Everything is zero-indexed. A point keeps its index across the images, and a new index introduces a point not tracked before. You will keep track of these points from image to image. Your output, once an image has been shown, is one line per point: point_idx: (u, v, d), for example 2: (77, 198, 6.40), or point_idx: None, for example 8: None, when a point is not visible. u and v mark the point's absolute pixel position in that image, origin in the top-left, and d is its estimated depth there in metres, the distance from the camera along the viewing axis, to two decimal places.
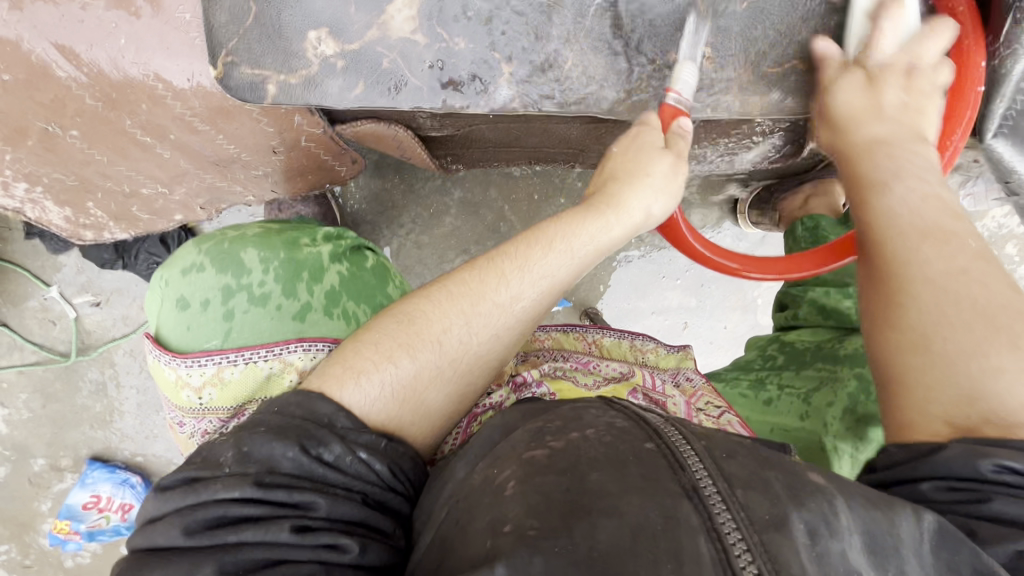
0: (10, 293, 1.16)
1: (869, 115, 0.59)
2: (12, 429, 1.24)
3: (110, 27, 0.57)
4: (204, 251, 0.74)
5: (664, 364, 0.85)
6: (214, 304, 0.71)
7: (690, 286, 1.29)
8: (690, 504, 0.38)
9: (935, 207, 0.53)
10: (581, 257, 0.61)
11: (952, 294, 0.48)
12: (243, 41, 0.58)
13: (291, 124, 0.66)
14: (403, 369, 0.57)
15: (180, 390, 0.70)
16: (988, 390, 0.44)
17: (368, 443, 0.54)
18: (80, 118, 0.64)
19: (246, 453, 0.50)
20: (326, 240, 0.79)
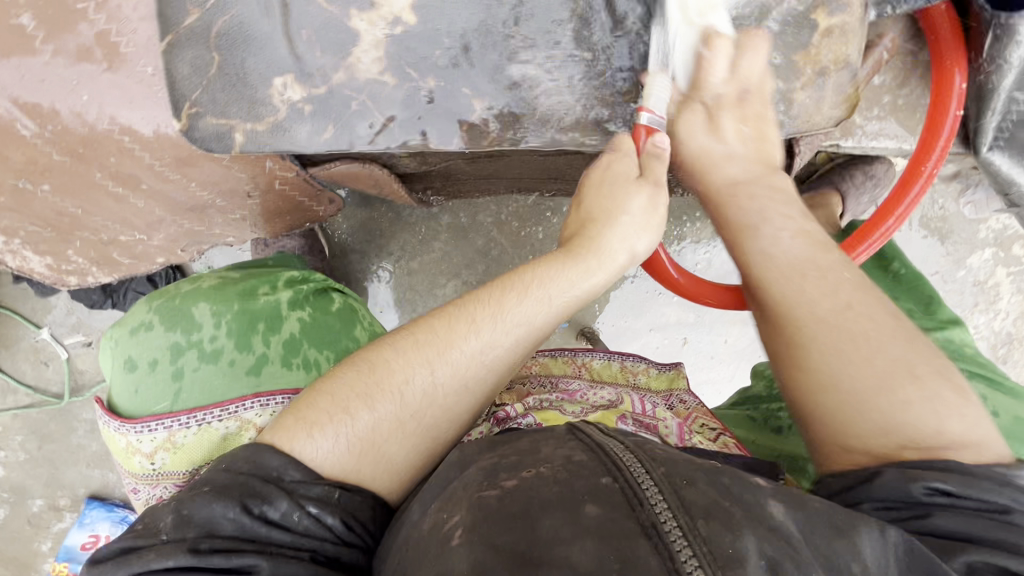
0: (2, 336, 1.15)
1: (720, 166, 0.62)
2: (10, 471, 1.23)
3: (72, 83, 0.56)
4: (155, 309, 0.75)
5: (655, 385, 0.84)
6: (162, 364, 0.71)
7: (687, 302, 1.27)
8: (648, 542, 0.37)
9: (807, 250, 0.56)
10: (559, 307, 0.58)
11: (844, 334, 0.50)
12: (206, 92, 0.57)
13: (263, 168, 0.65)
14: (361, 421, 0.54)
15: (133, 456, 0.70)
16: (899, 421, 0.47)
17: (319, 496, 0.52)
18: (49, 173, 0.63)
19: (185, 516, 0.49)
20: (286, 286, 0.78)
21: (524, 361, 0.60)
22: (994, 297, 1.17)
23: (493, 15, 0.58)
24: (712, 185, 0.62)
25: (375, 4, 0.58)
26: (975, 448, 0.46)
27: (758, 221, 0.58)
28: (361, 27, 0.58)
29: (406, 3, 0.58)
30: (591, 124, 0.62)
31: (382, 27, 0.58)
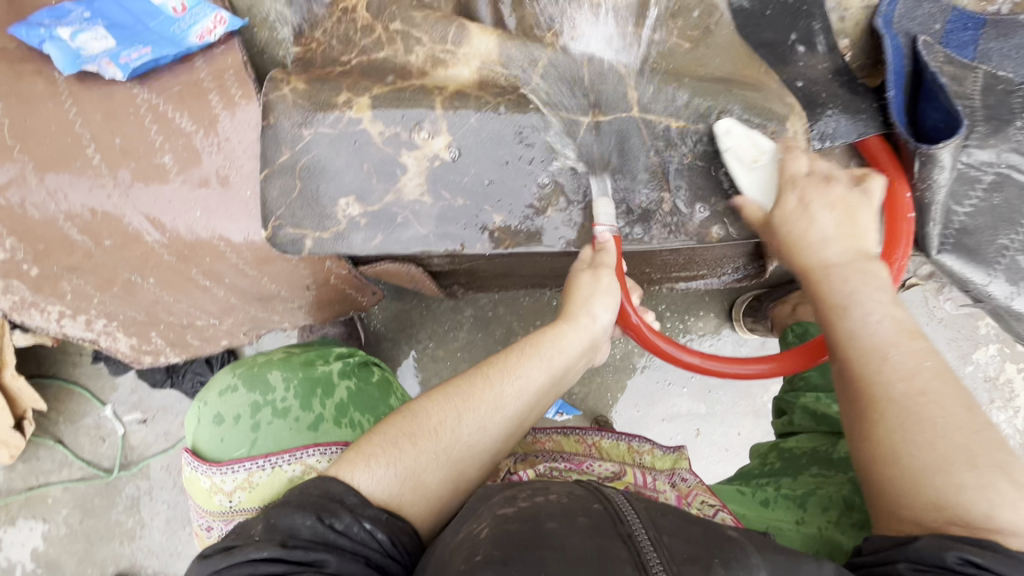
0: (69, 412, 1.27)
1: (817, 249, 0.68)
2: (48, 545, 1.29)
3: (191, 203, 0.74)
4: (238, 374, 0.86)
5: (659, 464, 0.89)
6: (244, 418, 0.82)
7: (697, 393, 1.33)
8: (623, 545, 0.51)
9: (902, 332, 0.61)
10: (552, 364, 0.74)
11: (910, 414, 0.56)
12: (288, 209, 0.74)
13: (324, 267, 0.81)
14: (405, 455, 0.67)
15: (214, 495, 0.78)
16: (956, 501, 0.52)
17: (373, 516, 0.62)
18: (157, 268, 0.79)
19: (273, 524, 0.59)
20: (337, 360, 0.90)
21: (536, 412, 0.73)
22: (1010, 394, 1.21)
23: (511, 153, 0.77)
24: (806, 265, 0.68)
25: (420, 146, 0.76)
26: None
27: (852, 300, 0.63)
28: (408, 161, 0.76)
29: (444, 144, 0.76)
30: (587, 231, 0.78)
31: (425, 161, 0.76)
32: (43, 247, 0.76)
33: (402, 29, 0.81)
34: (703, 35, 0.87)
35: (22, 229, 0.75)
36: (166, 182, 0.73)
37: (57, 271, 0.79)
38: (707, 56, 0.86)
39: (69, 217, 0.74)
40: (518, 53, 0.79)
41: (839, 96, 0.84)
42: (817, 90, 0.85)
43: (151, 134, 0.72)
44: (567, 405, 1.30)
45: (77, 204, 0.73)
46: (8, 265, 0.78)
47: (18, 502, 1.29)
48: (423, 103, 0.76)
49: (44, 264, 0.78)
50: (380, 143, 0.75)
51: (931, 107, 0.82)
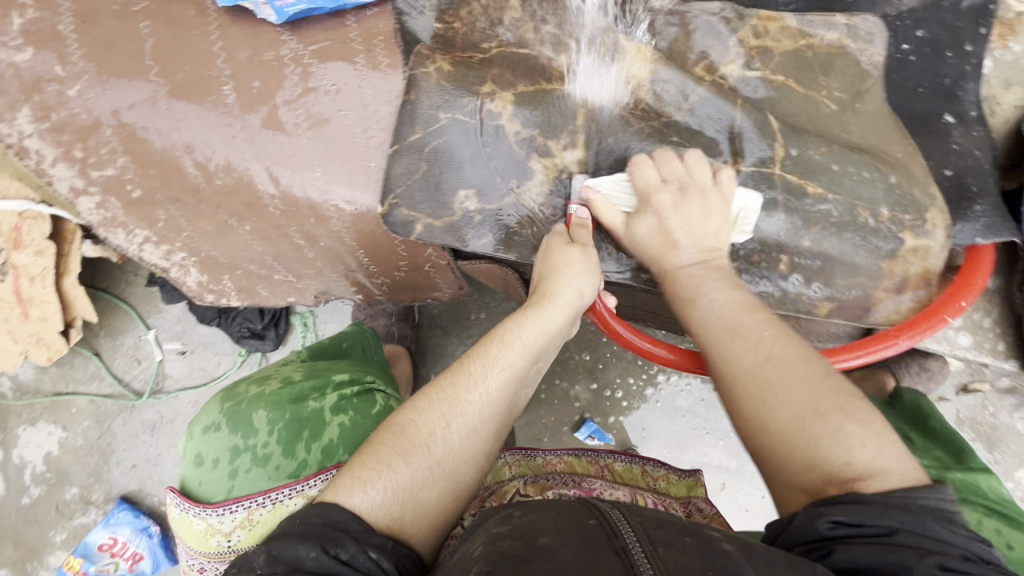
0: (112, 327, 1.27)
1: (675, 238, 0.68)
2: (62, 453, 1.29)
3: (313, 162, 0.72)
4: (223, 410, 0.79)
5: (675, 491, 0.88)
6: (223, 462, 0.74)
7: (731, 448, 1.29)
8: (618, 560, 0.49)
9: (735, 312, 0.63)
10: (529, 347, 0.69)
11: (758, 383, 0.57)
12: (408, 190, 0.72)
13: (423, 253, 0.79)
14: (402, 475, 0.62)
15: (208, 538, 0.70)
16: (827, 458, 0.52)
17: (378, 544, 0.58)
18: (258, 217, 0.77)
19: (275, 556, 0.54)
20: (332, 391, 0.81)
21: (516, 401, 0.70)
22: None
23: None
24: (669, 264, 0.69)
25: (553, 154, 0.73)
26: (885, 473, 0.51)
27: (695, 288, 0.66)
28: (537, 167, 0.73)
29: (576, 158, 0.74)
30: None
31: (554, 171, 0.73)
32: (152, 172, 0.75)
33: (553, 31, 0.78)
34: (851, 100, 0.82)
35: (139, 150, 0.73)
36: (293, 135, 0.71)
37: (157, 197, 0.77)
38: (851, 123, 0.81)
39: (187, 148, 0.72)
40: (669, 82, 0.77)
41: (993, 193, 0.79)
42: (967, 180, 0.80)
43: (289, 83, 0.70)
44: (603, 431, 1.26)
45: (201, 138, 0.71)
46: (111, 181, 0.76)
47: (43, 403, 1.29)
48: (565, 111, 0.73)
49: (147, 189, 0.76)
50: (513, 143, 0.73)
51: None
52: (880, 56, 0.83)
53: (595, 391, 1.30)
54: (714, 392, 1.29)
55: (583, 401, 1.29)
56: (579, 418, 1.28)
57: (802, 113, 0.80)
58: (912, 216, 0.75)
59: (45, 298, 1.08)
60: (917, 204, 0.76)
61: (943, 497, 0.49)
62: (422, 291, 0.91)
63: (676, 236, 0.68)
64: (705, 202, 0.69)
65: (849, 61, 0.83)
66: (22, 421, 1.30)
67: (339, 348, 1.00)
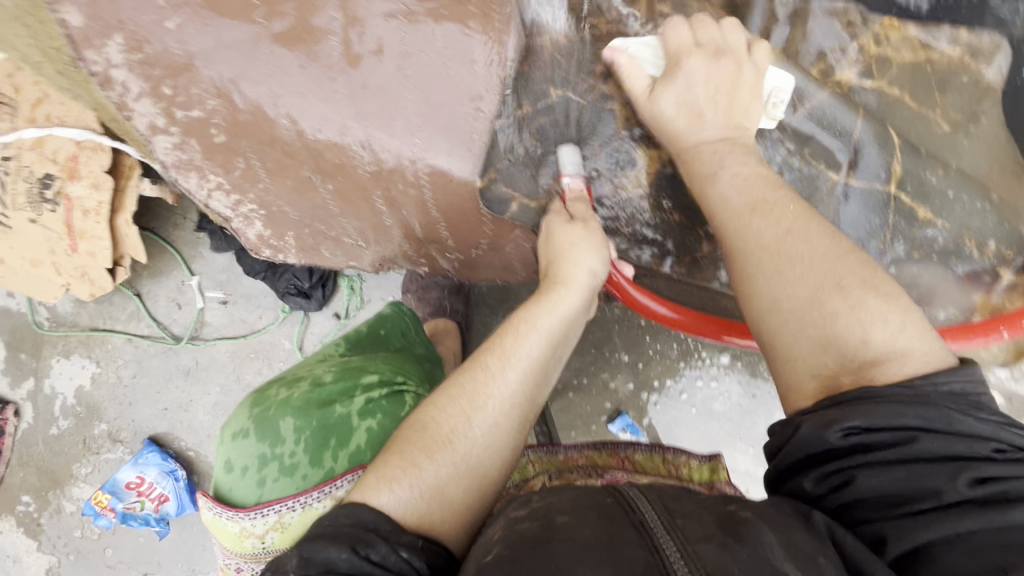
0: (155, 268, 1.25)
1: (694, 130, 0.66)
2: (94, 388, 1.29)
3: (414, 127, 0.68)
4: (252, 415, 0.73)
5: (698, 478, 0.88)
6: (250, 470, 0.68)
7: (761, 457, 1.28)
8: (634, 530, 0.44)
9: (754, 184, 0.62)
10: (546, 335, 0.69)
11: (775, 256, 0.57)
12: (508, 167, 0.70)
13: (510, 234, 0.76)
14: (427, 473, 0.61)
15: (243, 540, 0.65)
16: (847, 338, 0.51)
17: (409, 543, 0.56)
18: (343, 178, 0.74)
19: (308, 559, 0.51)
20: (361, 394, 0.75)
21: (537, 392, 0.69)
22: None
23: None
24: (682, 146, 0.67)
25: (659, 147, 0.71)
26: (905, 355, 0.50)
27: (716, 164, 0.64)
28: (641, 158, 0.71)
29: None
30: None
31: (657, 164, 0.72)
32: (241, 120, 0.71)
33: (669, 15, 0.73)
34: (965, 120, 0.78)
35: (230, 94, 0.69)
36: (397, 97, 0.67)
37: (240, 145, 0.74)
38: (963, 146, 0.77)
39: (282, 99, 0.69)
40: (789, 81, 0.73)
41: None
42: None
43: (399, 38, 0.66)
44: (636, 426, 1.26)
45: (298, 89, 0.68)
46: (197, 123, 0.73)
47: (78, 337, 1.28)
48: None
49: (232, 135, 0.73)
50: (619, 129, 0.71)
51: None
52: (1001, 80, 0.80)
53: (633, 385, 1.29)
54: (752, 400, 1.28)
55: (620, 393, 1.28)
56: (613, 411, 1.28)
57: (912, 129, 0.77)
58: (1013, 252, 0.74)
59: (96, 234, 1.05)
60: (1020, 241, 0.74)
61: (966, 383, 0.48)
62: (494, 273, 0.89)
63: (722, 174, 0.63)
64: (742, 106, 0.67)
65: (970, 79, 0.79)
66: (56, 352, 1.29)
67: (376, 330, 0.95)
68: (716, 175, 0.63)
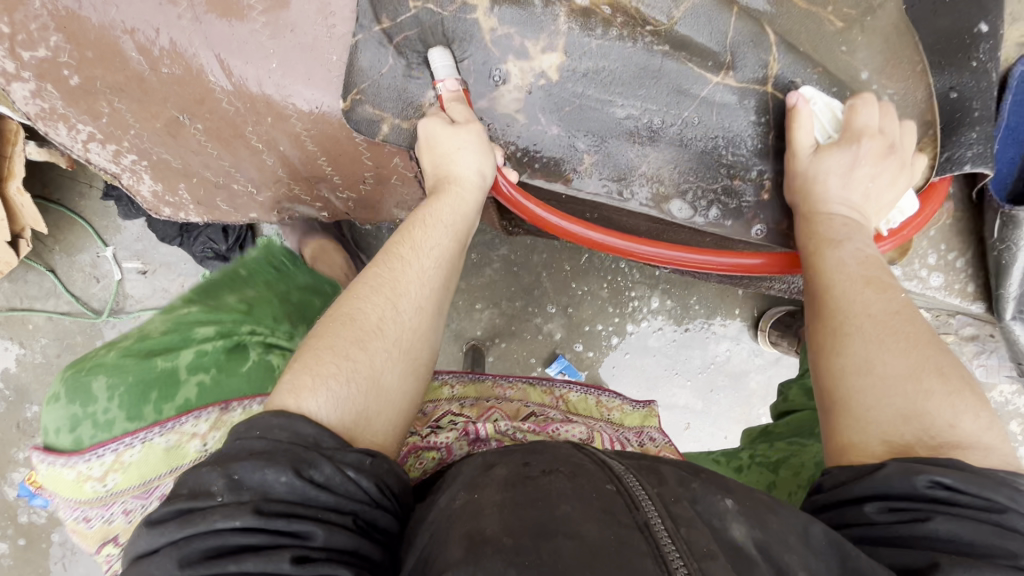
0: (67, 242, 1.21)
1: (824, 179, 0.68)
2: (20, 370, 1.26)
3: (268, 52, 0.65)
4: (64, 379, 0.69)
5: (629, 422, 0.87)
6: (64, 433, 0.65)
7: (698, 390, 1.31)
8: (643, 538, 0.46)
9: (873, 263, 0.64)
10: (454, 230, 0.68)
11: (888, 327, 0.58)
12: (374, 86, 0.68)
13: (390, 163, 0.74)
14: (358, 365, 0.59)
15: (82, 485, 0.63)
16: (927, 412, 0.53)
17: (356, 462, 0.53)
18: (210, 114, 0.72)
19: (237, 481, 0.49)
20: (187, 347, 0.72)
21: (450, 289, 0.68)
22: None
23: (627, 87, 0.71)
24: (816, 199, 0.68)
25: (530, 57, 0.68)
26: (987, 449, 0.52)
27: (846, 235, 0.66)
28: (513, 70, 0.69)
29: (555, 63, 0.69)
30: (687, 187, 0.74)
31: (529, 76, 0.69)
32: (91, 56, 0.68)
33: None
34: (860, 15, 0.74)
35: (75, 28, 0.66)
36: (247, 21, 0.64)
37: (98, 87, 0.71)
38: (857, 42, 0.74)
39: (128, 29, 0.66)
40: None
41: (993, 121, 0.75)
42: (972, 103, 0.75)
43: None
44: (573, 367, 1.26)
45: (143, 18, 0.65)
46: (47, 65, 0.69)
47: None
48: (545, 11, 0.67)
49: (86, 76, 0.70)
50: (488, 40, 0.68)
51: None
52: None
53: (568, 328, 1.28)
54: (685, 333, 1.30)
55: (554, 336, 1.28)
56: (550, 353, 1.28)
57: (800, 32, 0.73)
58: None
59: None
60: None
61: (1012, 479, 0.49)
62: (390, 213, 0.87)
63: (841, 181, 0.68)
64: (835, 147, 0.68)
65: None
66: None
67: (249, 282, 0.91)
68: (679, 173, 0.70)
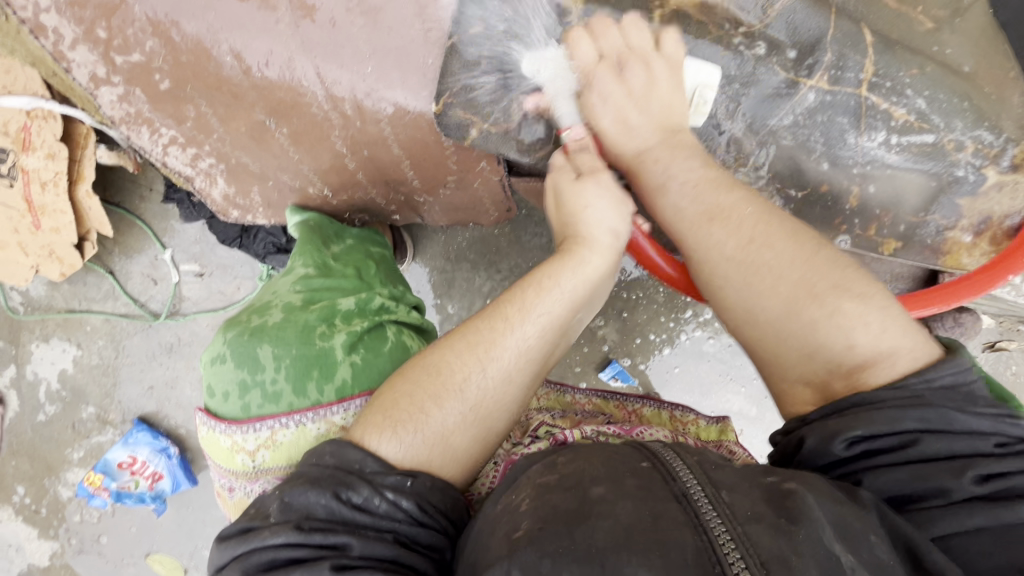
0: (125, 244, 1.22)
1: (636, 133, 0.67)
2: (77, 371, 1.27)
3: (363, 56, 0.65)
4: (228, 341, 0.75)
5: (706, 436, 0.88)
6: (234, 395, 0.73)
7: (754, 396, 1.29)
8: (679, 505, 0.45)
9: (706, 189, 0.63)
10: (570, 298, 0.64)
11: (744, 267, 0.59)
12: (466, 90, 0.67)
13: (477, 167, 0.74)
14: (435, 417, 0.60)
15: (237, 454, 0.71)
16: (814, 341, 0.55)
17: (394, 484, 0.55)
18: (296, 118, 0.71)
19: (287, 502, 0.53)
20: (341, 327, 0.75)
21: (553, 350, 0.66)
22: None
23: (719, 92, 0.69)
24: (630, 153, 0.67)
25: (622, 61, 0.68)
26: (892, 357, 0.52)
27: (669, 177, 0.64)
28: (605, 74, 0.67)
29: (646, 67, 0.68)
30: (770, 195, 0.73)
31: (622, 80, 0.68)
32: (183, 61, 0.68)
33: None
34: (949, 16, 0.72)
35: (169, 33, 0.66)
36: (343, 24, 0.64)
37: (187, 90, 0.71)
38: (948, 43, 0.72)
39: (222, 33, 0.65)
40: None
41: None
42: None
43: None
44: (626, 373, 1.26)
45: (238, 22, 0.65)
46: (137, 69, 0.69)
47: (55, 321, 1.26)
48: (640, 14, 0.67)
49: (176, 80, 0.70)
50: (581, 43, 0.66)
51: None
52: None
53: (621, 331, 1.27)
54: None
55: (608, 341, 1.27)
56: (603, 359, 1.28)
57: (892, 29, 0.72)
58: (996, 149, 0.71)
59: (57, 208, 1.02)
60: (1003, 138, 0.71)
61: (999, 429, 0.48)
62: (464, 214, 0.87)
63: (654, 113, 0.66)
64: (649, 74, 0.66)
65: None
66: (34, 338, 1.27)
67: (341, 239, 0.86)
68: (620, 122, 0.67)
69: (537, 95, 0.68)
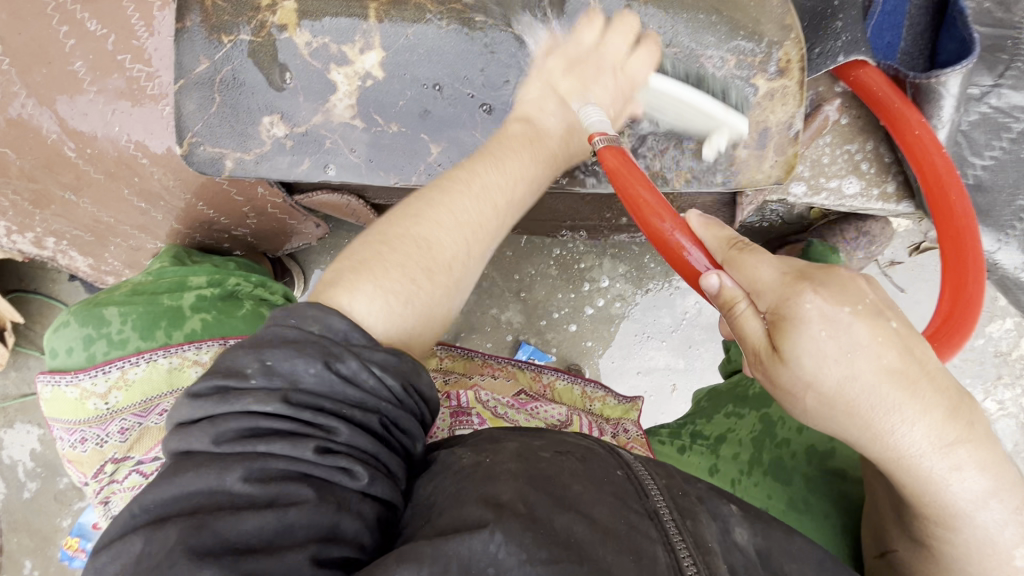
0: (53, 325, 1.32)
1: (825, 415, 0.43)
2: (44, 448, 1.38)
3: (108, 117, 0.69)
4: (73, 307, 0.73)
5: (608, 414, 0.86)
6: (78, 350, 0.70)
7: (676, 347, 1.26)
8: (653, 525, 0.44)
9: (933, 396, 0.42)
10: (524, 187, 0.60)
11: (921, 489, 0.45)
12: (206, 124, 0.68)
13: (256, 193, 0.77)
14: (423, 288, 0.53)
15: (86, 402, 0.69)
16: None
17: (381, 361, 0.48)
18: (89, 187, 0.76)
19: (270, 367, 0.44)
20: (191, 288, 0.76)
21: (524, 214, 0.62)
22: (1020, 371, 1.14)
23: (457, 67, 0.68)
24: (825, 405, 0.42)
25: (351, 61, 0.68)
26: None
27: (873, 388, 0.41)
28: (338, 78, 0.68)
29: (377, 60, 0.68)
30: None
31: (356, 80, 0.69)
32: None
33: None
34: None
35: None
36: (83, 92, 0.68)
37: None
38: None
39: None
40: None
41: (858, 3, 0.69)
42: None
43: (63, 37, 0.67)
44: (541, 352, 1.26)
45: None
46: None
47: (14, 406, 1.37)
48: (354, 11, 0.67)
49: None
50: (305, 54, 0.68)
51: (917, 35, 0.80)
52: None
53: (526, 313, 1.27)
54: (647, 295, 1.26)
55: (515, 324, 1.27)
56: (514, 344, 1.27)
57: None
58: (760, 57, 0.67)
59: None
60: (763, 43, 0.67)
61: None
62: (274, 229, 0.87)
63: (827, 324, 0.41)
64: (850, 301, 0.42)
65: None
66: None
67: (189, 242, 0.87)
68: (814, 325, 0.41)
69: (278, 114, 0.69)
